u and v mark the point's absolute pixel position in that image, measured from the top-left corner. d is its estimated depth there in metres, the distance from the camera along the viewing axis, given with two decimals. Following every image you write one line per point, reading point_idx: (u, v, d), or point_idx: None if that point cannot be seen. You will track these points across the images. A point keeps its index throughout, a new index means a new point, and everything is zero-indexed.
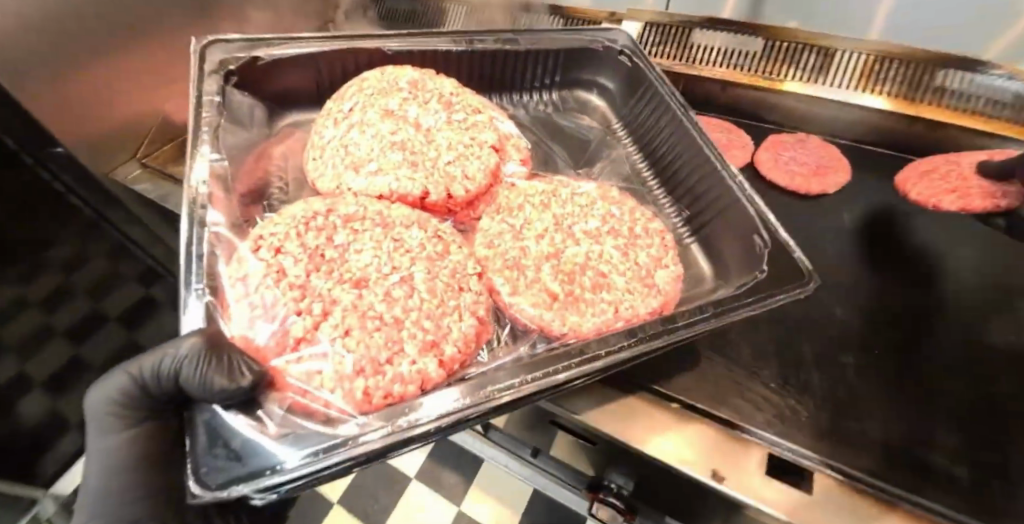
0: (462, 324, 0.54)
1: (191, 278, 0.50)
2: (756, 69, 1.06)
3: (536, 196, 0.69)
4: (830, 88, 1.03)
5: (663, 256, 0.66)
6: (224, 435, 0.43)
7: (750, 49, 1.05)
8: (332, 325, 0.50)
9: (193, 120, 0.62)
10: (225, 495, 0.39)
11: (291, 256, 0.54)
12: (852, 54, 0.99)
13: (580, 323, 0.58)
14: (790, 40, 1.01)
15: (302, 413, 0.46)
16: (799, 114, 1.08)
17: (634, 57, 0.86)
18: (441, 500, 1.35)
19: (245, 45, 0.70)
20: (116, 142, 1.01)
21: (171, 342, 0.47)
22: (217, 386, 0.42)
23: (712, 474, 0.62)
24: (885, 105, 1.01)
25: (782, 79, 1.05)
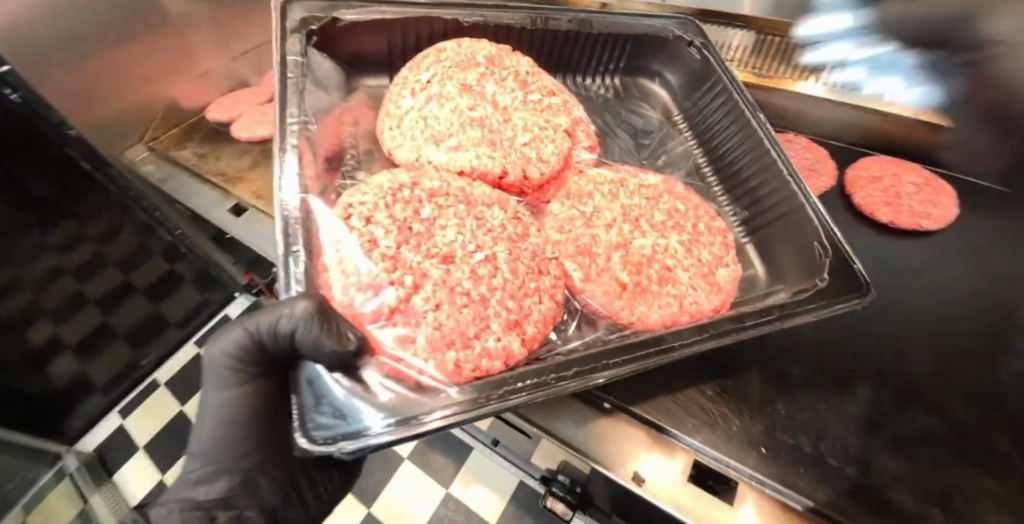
0: (542, 306, 0.62)
1: (288, 240, 0.56)
2: (749, 64, 1.09)
3: (605, 185, 0.76)
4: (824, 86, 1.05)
5: (725, 254, 0.74)
6: (330, 394, 0.50)
7: (739, 42, 1.06)
8: (424, 297, 0.56)
9: (280, 79, 0.65)
10: (331, 449, 0.46)
11: (381, 226, 0.59)
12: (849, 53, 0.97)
13: (646, 314, 0.65)
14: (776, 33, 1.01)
15: (395, 378, 0.52)
16: (788, 113, 1.12)
17: (705, 50, 0.88)
18: (430, 484, 1.44)
19: (326, 5, 0.72)
20: (126, 127, 1.27)
21: (282, 304, 0.52)
22: (328, 349, 0.49)
23: (633, 477, 0.62)
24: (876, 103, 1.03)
25: (774, 75, 1.08)
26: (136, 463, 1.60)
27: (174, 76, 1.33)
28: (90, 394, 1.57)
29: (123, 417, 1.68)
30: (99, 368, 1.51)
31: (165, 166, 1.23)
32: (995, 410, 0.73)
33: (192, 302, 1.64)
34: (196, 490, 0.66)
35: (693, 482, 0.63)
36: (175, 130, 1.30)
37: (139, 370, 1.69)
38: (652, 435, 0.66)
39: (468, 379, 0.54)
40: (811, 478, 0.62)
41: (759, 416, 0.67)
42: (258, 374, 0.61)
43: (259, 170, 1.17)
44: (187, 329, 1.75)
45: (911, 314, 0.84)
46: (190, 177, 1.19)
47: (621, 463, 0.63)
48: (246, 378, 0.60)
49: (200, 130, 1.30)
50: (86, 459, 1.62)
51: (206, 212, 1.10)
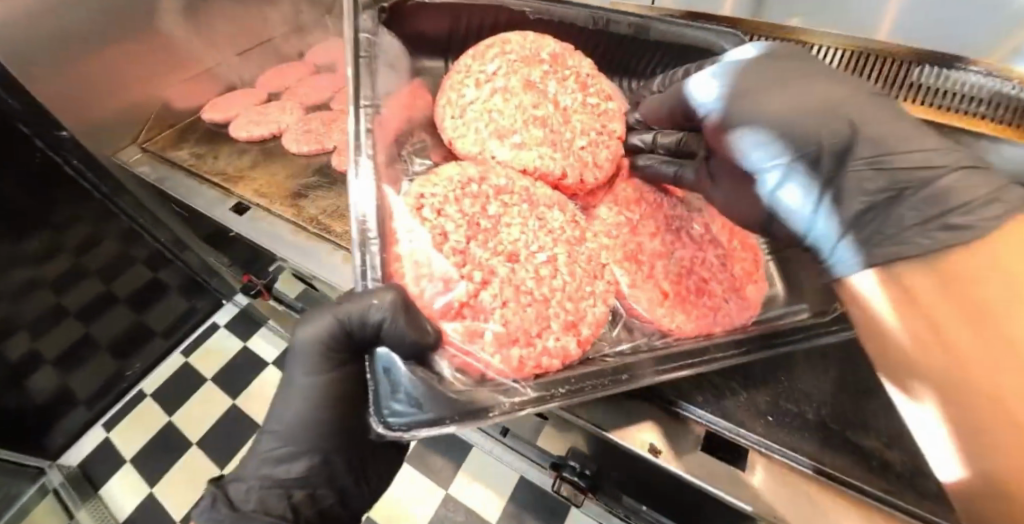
0: (596, 308, 0.64)
1: (368, 237, 0.60)
2: None
3: (650, 192, 0.72)
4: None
5: (756, 271, 0.68)
6: (403, 382, 0.56)
7: None
8: (493, 294, 0.60)
9: (353, 57, 0.69)
10: (406, 436, 0.53)
11: (451, 221, 0.62)
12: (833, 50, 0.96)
13: (685, 323, 0.65)
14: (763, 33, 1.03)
15: (462, 369, 0.57)
16: None
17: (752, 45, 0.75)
18: (428, 487, 1.46)
19: None
20: (121, 129, 1.27)
21: (373, 293, 0.55)
22: (410, 342, 0.53)
23: (649, 447, 0.67)
24: None
25: None
26: (123, 477, 1.54)
27: (169, 76, 1.33)
28: (75, 406, 1.56)
29: (106, 430, 1.64)
30: (83, 378, 1.53)
31: (159, 167, 1.22)
32: None
33: (179, 310, 1.71)
34: (276, 468, 0.68)
35: (705, 452, 0.67)
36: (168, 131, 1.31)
37: (123, 381, 1.68)
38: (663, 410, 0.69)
39: (530, 375, 0.59)
40: (817, 441, 0.66)
41: (763, 387, 0.70)
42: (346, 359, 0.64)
43: (260, 168, 1.17)
44: (172, 339, 1.76)
45: None
46: (177, 169, 1.19)
47: (635, 434, 0.68)
48: (335, 362, 0.64)
49: (198, 131, 1.30)
50: (70, 474, 1.55)
51: (207, 211, 1.10)
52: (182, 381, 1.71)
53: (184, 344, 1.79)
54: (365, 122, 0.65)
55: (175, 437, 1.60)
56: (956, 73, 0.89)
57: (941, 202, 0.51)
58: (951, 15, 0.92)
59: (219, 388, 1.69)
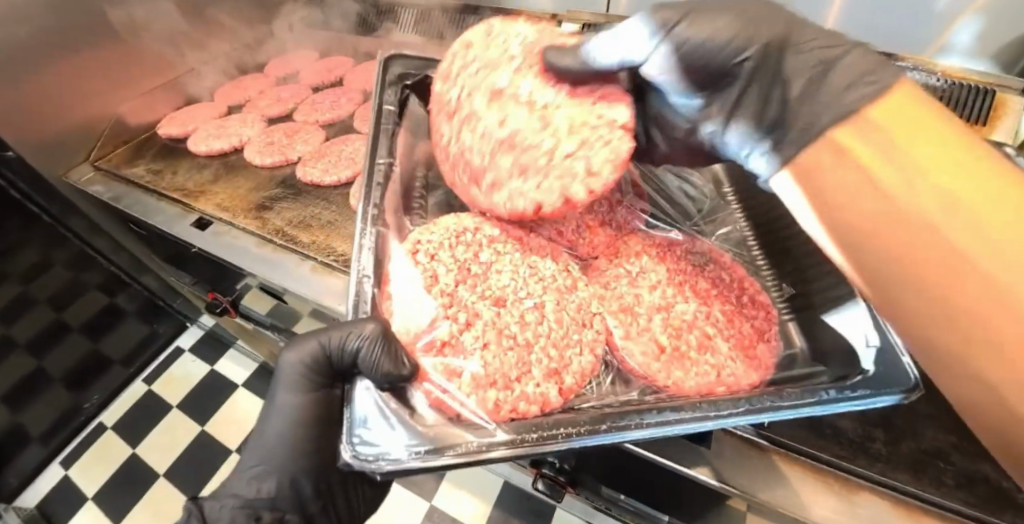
0: (582, 359, 0.60)
1: (365, 268, 0.61)
2: None
3: (653, 246, 0.70)
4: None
5: (768, 330, 0.64)
6: (375, 412, 0.52)
7: None
8: (474, 335, 0.58)
9: (374, 125, 0.73)
10: (371, 467, 0.48)
11: (442, 265, 0.63)
12: None
13: (682, 381, 0.59)
14: None
15: (438, 408, 0.54)
16: None
17: None
18: (410, 509, 1.44)
19: (420, 63, 0.80)
20: (69, 146, 1.19)
21: (356, 322, 0.56)
22: (382, 369, 0.53)
23: None
24: None
25: None
26: (83, 515, 1.47)
27: (121, 92, 1.29)
28: (28, 445, 1.48)
29: (64, 467, 1.56)
30: (36, 413, 1.46)
31: (111, 185, 1.18)
32: None
33: (137, 337, 1.68)
34: (250, 484, 0.60)
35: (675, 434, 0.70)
36: (121, 150, 1.26)
37: (82, 414, 1.61)
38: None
39: (506, 419, 0.54)
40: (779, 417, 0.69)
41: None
42: (324, 386, 0.61)
43: (222, 182, 1.15)
44: (134, 367, 1.70)
45: None
46: (133, 187, 1.16)
47: None
48: (315, 387, 0.60)
49: (155, 147, 1.26)
50: (28, 516, 1.45)
51: (167, 227, 1.07)
52: (146, 410, 1.65)
53: (147, 372, 1.73)
54: (375, 179, 0.68)
55: (142, 469, 1.54)
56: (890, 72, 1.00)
57: (858, 71, 0.52)
58: (886, 19, 0.99)
59: (186, 414, 1.64)
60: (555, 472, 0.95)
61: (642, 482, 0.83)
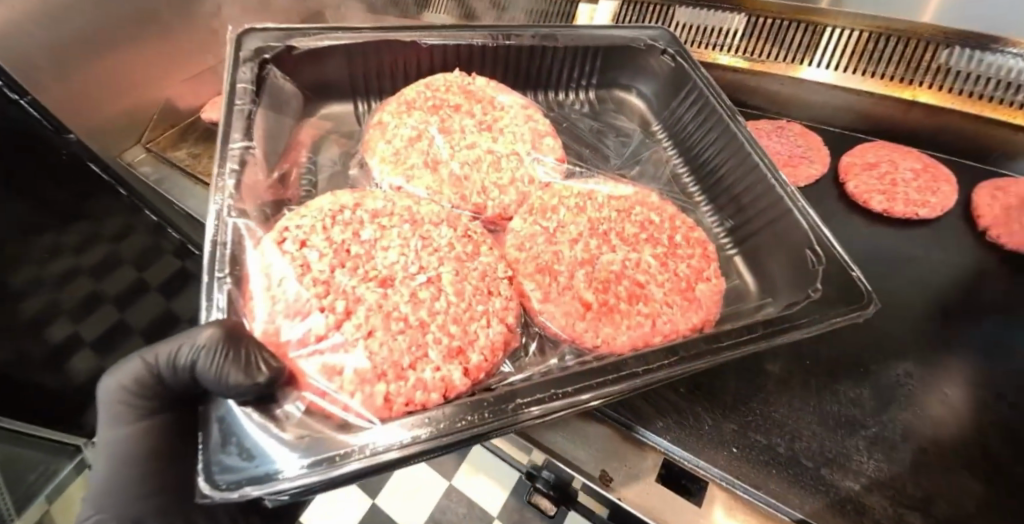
0: (490, 332, 0.58)
1: (214, 266, 0.51)
2: (738, 47, 1.00)
3: (573, 199, 0.73)
4: (820, 69, 0.96)
5: (706, 268, 0.70)
6: (252, 431, 0.43)
7: (732, 26, 0.99)
8: (356, 325, 0.52)
9: (227, 106, 0.62)
10: (233, 496, 0.40)
11: (316, 250, 0.56)
12: (845, 30, 0.92)
13: (613, 336, 0.61)
14: (774, 15, 0.95)
15: (319, 414, 0.48)
16: (782, 97, 1.03)
17: (678, 56, 0.87)
18: (417, 488, 1.38)
19: (281, 34, 0.71)
20: (122, 131, 1.27)
21: (184, 332, 0.45)
22: (232, 382, 0.41)
23: (600, 476, 0.60)
24: (870, 86, 0.95)
25: (766, 59, 0.98)
26: None
27: (167, 76, 1.34)
28: None
29: None
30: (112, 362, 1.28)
31: (157, 164, 1.24)
32: (984, 407, 0.67)
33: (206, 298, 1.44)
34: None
35: (659, 481, 0.60)
36: (169, 132, 1.29)
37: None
38: (621, 432, 0.63)
39: (401, 414, 0.49)
40: (785, 478, 0.59)
41: (731, 414, 0.64)
42: (159, 409, 0.49)
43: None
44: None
45: (905, 300, 0.78)
46: (176, 169, 1.21)
47: (586, 460, 0.61)
48: (143, 413, 0.49)
49: (199, 129, 1.30)
50: None
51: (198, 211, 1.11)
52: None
53: None
54: (228, 165, 0.57)
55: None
56: (988, 56, 0.86)
57: None
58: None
59: None
60: (546, 488, 0.87)
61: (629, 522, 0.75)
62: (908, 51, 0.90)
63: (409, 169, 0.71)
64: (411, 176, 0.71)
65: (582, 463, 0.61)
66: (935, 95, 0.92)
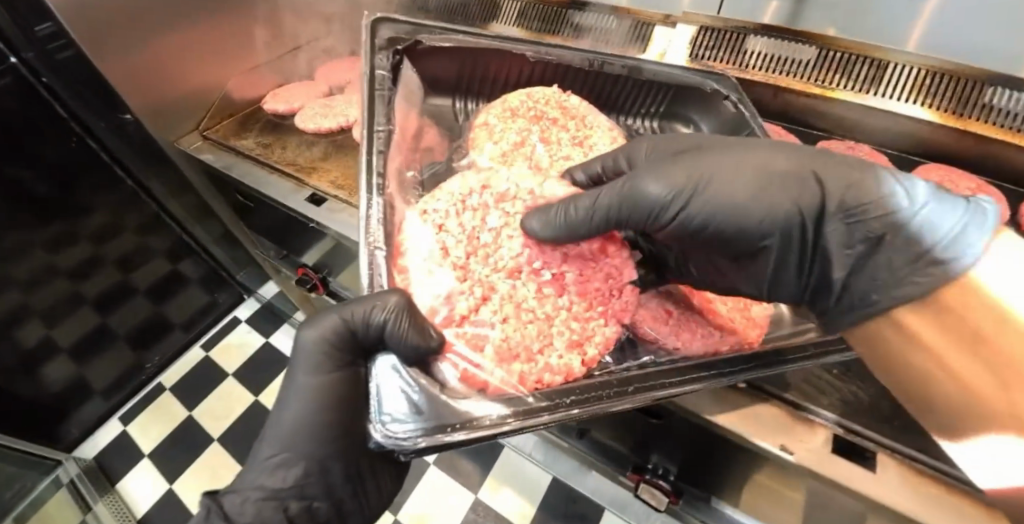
0: (605, 329, 0.61)
1: (374, 241, 0.61)
2: (810, 76, 1.04)
3: None
4: (882, 100, 1.00)
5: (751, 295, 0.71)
6: (403, 392, 0.53)
7: (803, 57, 1.04)
8: (492, 309, 0.58)
9: (368, 90, 0.72)
10: (408, 443, 0.50)
11: (451, 235, 0.62)
12: (905, 67, 0.97)
13: (689, 341, 0.65)
14: (843, 49, 1.00)
15: (466, 382, 0.55)
16: (848, 122, 1.08)
17: (740, 104, 0.84)
18: (456, 489, 1.38)
19: (410, 28, 0.79)
20: (184, 114, 1.23)
21: (376, 298, 0.55)
22: (413, 343, 0.53)
23: (781, 447, 0.68)
24: (930, 116, 0.97)
25: (835, 88, 1.02)
26: (142, 468, 1.49)
27: (228, 63, 1.30)
28: (90, 399, 1.50)
29: (124, 422, 1.58)
30: (101, 368, 1.48)
31: (220, 153, 1.22)
32: None
33: (199, 303, 1.68)
34: (272, 476, 0.60)
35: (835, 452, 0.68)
36: (229, 120, 1.30)
37: (142, 373, 1.63)
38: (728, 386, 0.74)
39: (531, 388, 0.56)
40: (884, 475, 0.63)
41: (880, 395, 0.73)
42: (346, 364, 0.59)
43: (332, 161, 1.17)
44: (192, 332, 1.71)
45: None
46: (244, 158, 1.19)
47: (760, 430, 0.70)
48: (337, 366, 0.58)
49: (262, 122, 1.30)
50: (87, 467, 1.48)
51: (282, 200, 1.08)
52: (203, 375, 1.66)
53: (206, 337, 1.75)
54: (373, 169, 0.65)
55: (197, 431, 1.55)
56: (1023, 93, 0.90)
57: None
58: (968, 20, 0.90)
59: (240, 384, 1.65)
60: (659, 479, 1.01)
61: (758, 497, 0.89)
62: (956, 87, 0.94)
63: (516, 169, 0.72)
64: None
65: (762, 435, 0.69)
66: (984, 127, 0.95)
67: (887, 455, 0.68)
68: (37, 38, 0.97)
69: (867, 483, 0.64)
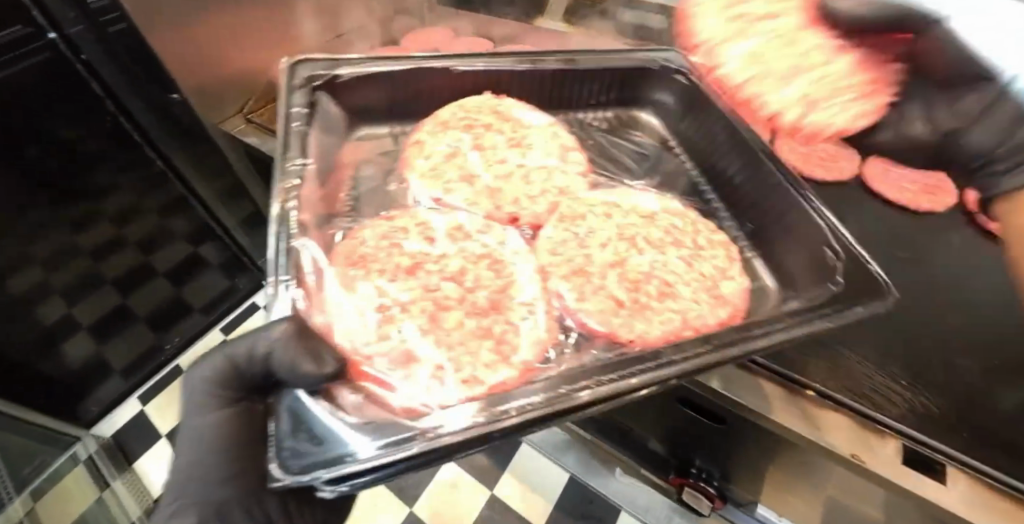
0: (495, 283, 0.62)
1: (279, 269, 0.54)
2: None
3: (599, 206, 0.73)
4: None
5: (728, 267, 0.68)
6: (314, 418, 0.46)
7: None
8: (407, 298, 0.58)
9: (284, 127, 0.65)
10: (304, 479, 0.42)
11: (367, 249, 0.62)
12: None
13: (647, 331, 0.59)
14: None
15: (374, 403, 0.48)
16: None
17: (690, 76, 0.83)
18: (474, 485, 1.44)
19: (327, 63, 0.73)
20: (225, 96, 1.26)
21: (264, 324, 0.52)
22: (304, 371, 0.46)
23: (853, 454, 0.63)
24: None
25: None
26: (154, 449, 1.51)
27: (270, 49, 1.31)
28: (109, 375, 1.53)
29: (142, 402, 1.60)
30: (124, 343, 1.53)
31: (264, 137, 1.26)
32: None
33: (218, 288, 1.71)
34: None
35: (908, 464, 0.63)
36: (270, 105, 1.31)
37: (163, 354, 1.66)
38: (811, 401, 0.68)
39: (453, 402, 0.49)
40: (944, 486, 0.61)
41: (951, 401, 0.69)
42: (240, 398, 0.56)
43: None
44: (212, 315, 1.74)
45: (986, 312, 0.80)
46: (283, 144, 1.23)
47: (823, 430, 0.65)
48: (230, 401, 0.56)
49: None
50: (106, 444, 1.51)
51: None
52: None
53: (225, 321, 1.77)
54: (286, 178, 0.59)
55: None
56: None
57: None
58: None
59: None
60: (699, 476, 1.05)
61: (790, 487, 0.90)
62: None
63: (448, 184, 0.74)
64: (449, 190, 0.73)
65: (831, 440, 0.64)
66: None
67: (956, 466, 0.63)
68: (91, 13, 0.94)
69: (940, 497, 0.60)
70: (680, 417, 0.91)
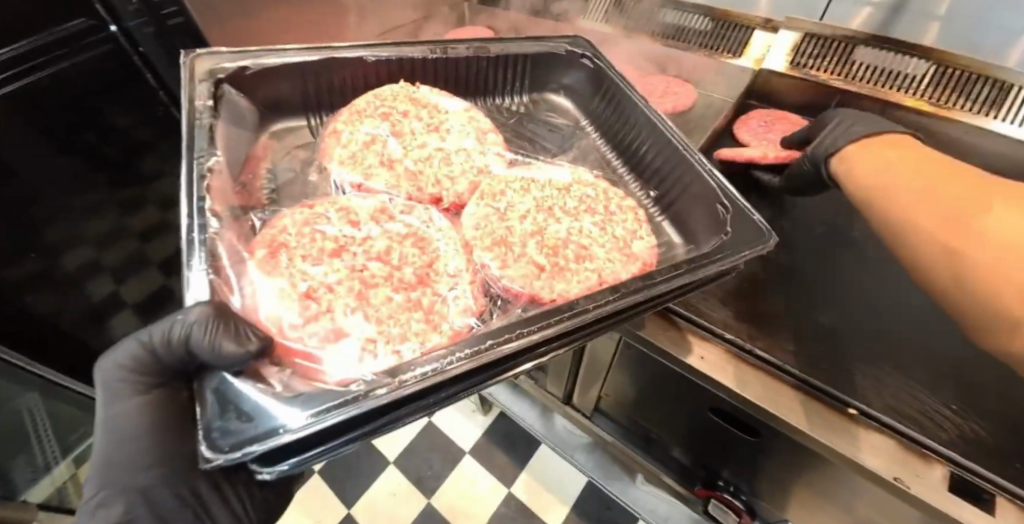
0: (421, 257, 0.69)
1: (192, 260, 0.57)
2: None
3: (516, 183, 0.81)
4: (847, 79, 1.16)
5: (637, 228, 0.77)
6: (241, 397, 0.49)
7: None
8: (336, 273, 0.65)
9: (188, 122, 0.68)
10: (235, 455, 0.45)
11: (291, 237, 0.67)
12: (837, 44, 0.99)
13: (567, 289, 0.67)
14: None
15: (308, 377, 0.55)
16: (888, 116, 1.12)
17: (596, 59, 0.92)
18: (494, 484, 1.48)
19: (232, 56, 0.77)
20: None
21: (179, 309, 0.53)
22: (225, 350, 0.50)
23: (895, 478, 0.67)
24: (900, 99, 1.11)
25: None
26: None
27: None
28: None
29: None
30: None
31: None
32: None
33: None
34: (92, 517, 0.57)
35: (953, 492, 0.66)
36: None
37: None
38: (857, 422, 0.73)
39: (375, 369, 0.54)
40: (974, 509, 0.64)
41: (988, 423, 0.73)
42: (155, 382, 0.59)
43: None
44: None
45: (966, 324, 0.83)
46: None
47: (854, 446, 0.70)
48: (146, 385, 0.59)
49: None
50: None
51: None
52: None
53: None
54: (196, 171, 0.63)
55: None
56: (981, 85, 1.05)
57: None
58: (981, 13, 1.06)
59: None
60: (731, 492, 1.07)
61: (809, 507, 0.93)
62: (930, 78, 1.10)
63: (366, 169, 0.79)
64: (369, 175, 0.79)
65: (871, 463, 0.68)
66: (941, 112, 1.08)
67: (1002, 494, 0.66)
68: (153, 7, 0.98)
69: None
70: (700, 426, 0.98)
